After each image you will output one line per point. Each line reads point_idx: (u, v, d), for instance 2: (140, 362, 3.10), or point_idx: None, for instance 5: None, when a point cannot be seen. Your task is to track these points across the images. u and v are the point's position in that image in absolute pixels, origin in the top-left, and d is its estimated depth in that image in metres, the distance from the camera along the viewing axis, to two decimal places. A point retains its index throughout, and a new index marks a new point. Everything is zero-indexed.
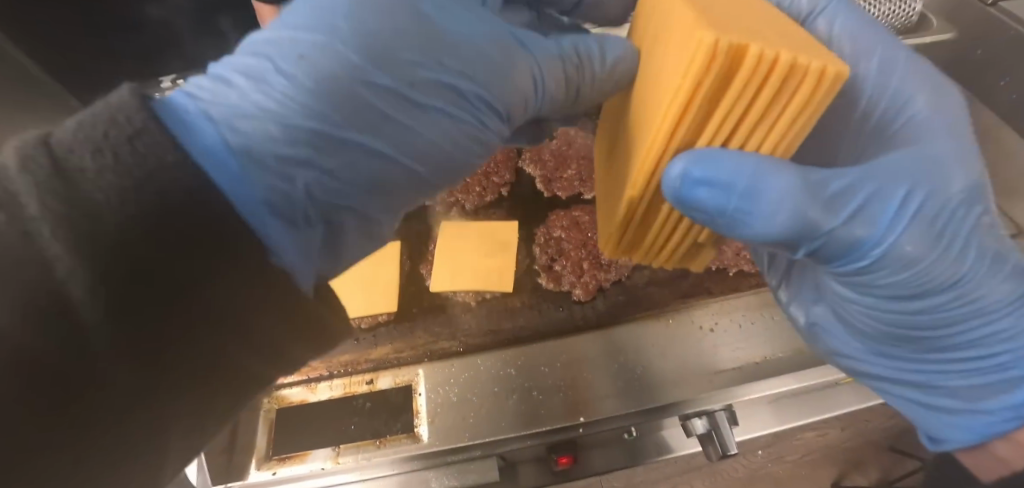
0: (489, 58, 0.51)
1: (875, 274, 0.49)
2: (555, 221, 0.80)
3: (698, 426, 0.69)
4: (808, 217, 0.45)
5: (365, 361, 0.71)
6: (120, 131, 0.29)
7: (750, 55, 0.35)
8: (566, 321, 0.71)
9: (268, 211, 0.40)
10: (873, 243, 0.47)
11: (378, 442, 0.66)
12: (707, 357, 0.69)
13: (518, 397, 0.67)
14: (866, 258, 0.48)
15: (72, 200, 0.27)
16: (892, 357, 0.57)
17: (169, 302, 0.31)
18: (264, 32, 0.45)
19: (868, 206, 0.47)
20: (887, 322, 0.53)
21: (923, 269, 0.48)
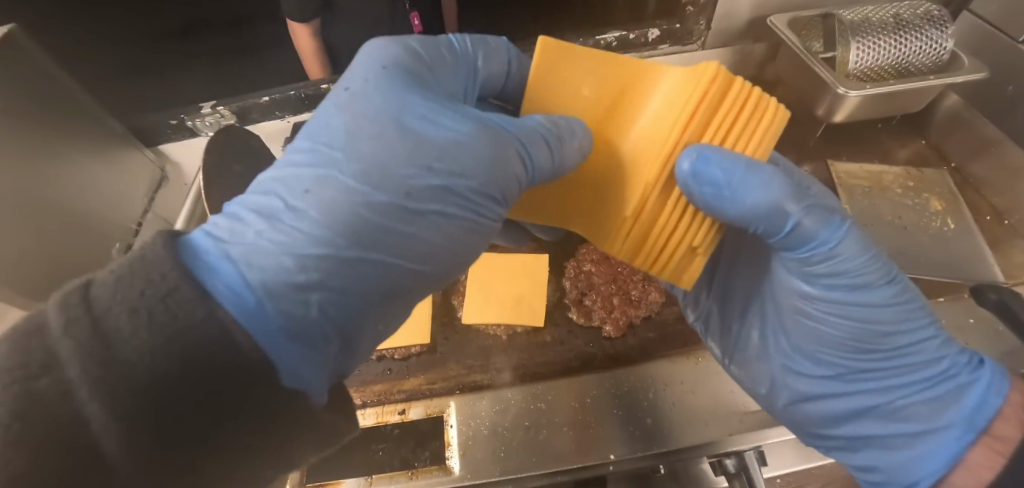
0: (477, 153, 0.53)
1: (826, 263, 0.54)
2: (585, 254, 0.81)
3: (727, 466, 0.67)
4: (773, 205, 0.51)
5: (398, 391, 0.72)
6: (156, 290, 0.38)
7: (738, 84, 0.46)
8: (596, 356, 0.72)
9: (286, 338, 0.47)
10: (834, 241, 0.53)
11: (410, 473, 0.67)
12: (737, 396, 0.70)
13: (548, 432, 0.67)
14: (825, 247, 0.53)
15: (110, 361, 0.36)
16: (851, 373, 0.59)
17: (190, 421, 0.40)
18: (279, 166, 0.51)
19: (823, 211, 0.53)
20: (846, 327, 0.57)
21: (867, 258, 0.54)
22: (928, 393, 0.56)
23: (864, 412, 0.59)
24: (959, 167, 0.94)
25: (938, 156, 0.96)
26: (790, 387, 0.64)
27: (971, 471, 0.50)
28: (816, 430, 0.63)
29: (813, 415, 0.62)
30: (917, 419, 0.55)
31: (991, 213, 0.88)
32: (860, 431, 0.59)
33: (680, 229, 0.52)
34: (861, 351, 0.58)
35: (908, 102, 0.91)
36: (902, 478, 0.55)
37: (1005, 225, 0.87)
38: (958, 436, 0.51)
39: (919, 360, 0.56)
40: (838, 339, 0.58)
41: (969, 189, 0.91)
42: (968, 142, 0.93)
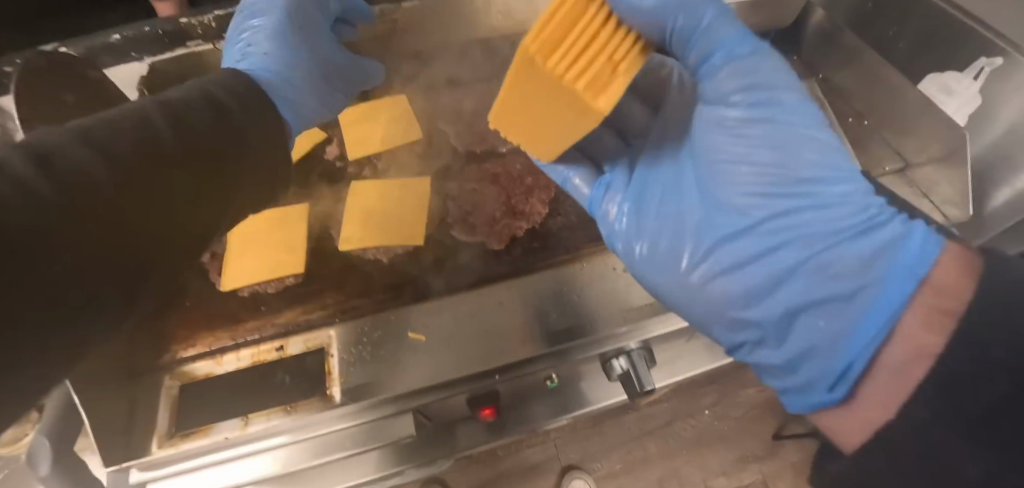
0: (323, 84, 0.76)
1: (742, 75, 0.57)
2: (471, 176, 0.80)
3: (617, 367, 0.70)
4: (691, 10, 0.55)
5: (271, 327, 0.68)
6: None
7: None
8: (482, 269, 0.70)
9: None
10: (742, 54, 0.57)
11: (287, 408, 0.63)
12: (624, 295, 0.70)
13: (433, 349, 0.65)
14: (741, 58, 0.57)
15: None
16: (773, 225, 0.56)
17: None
18: None
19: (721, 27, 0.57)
20: (759, 157, 0.57)
21: (780, 77, 0.58)
22: (853, 242, 0.51)
23: (784, 276, 0.54)
24: (826, 78, 0.99)
25: (809, 70, 1.01)
26: (710, 260, 0.59)
27: (911, 336, 0.44)
28: (733, 309, 0.57)
29: (728, 293, 0.57)
30: (844, 280, 0.50)
31: (853, 116, 0.94)
32: (783, 300, 0.54)
33: (593, 45, 0.49)
34: (771, 189, 0.56)
35: (777, 15, 0.95)
36: (834, 363, 0.50)
37: (865, 125, 0.93)
38: (893, 288, 0.46)
39: (833, 200, 0.54)
40: (756, 173, 0.57)
41: (835, 97, 0.97)
42: (833, 52, 0.96)
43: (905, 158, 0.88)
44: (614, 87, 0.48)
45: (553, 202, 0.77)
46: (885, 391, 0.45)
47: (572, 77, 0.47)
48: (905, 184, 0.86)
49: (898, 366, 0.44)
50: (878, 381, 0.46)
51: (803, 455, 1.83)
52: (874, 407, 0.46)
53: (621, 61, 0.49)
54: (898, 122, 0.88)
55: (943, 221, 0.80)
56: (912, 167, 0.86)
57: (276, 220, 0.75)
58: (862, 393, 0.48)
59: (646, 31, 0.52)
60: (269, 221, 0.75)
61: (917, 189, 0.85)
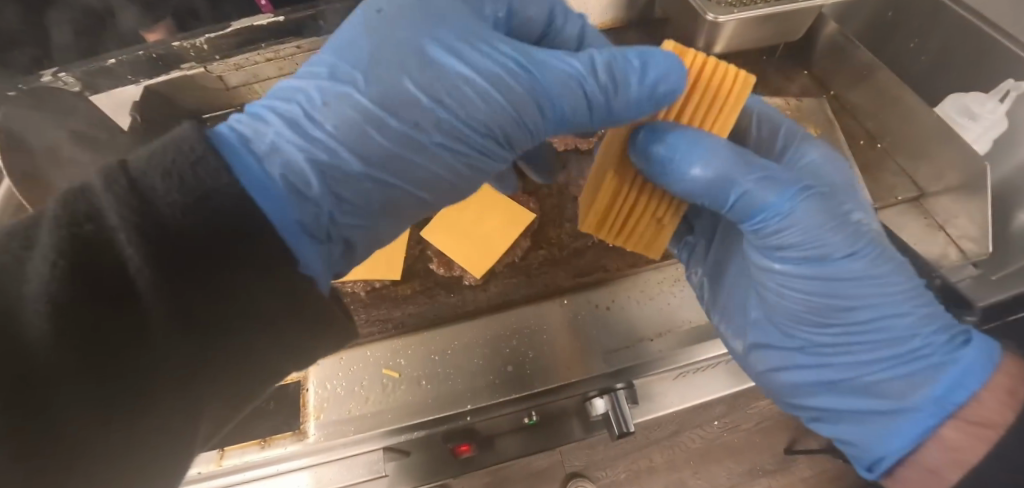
0: (410, 172, 0.52)
1: (788, 229, 0.57)
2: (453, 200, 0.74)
3: (599, 407, 0.69)
4: (728, 176, 0.56)
5: None
6: (186, 157, 0.37)
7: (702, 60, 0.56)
8: (458, 307, 0.68)
9: None
10: (788, 202, 0.56)
11: (262, 442, 0.63)
12: (604, 336, 0.67)
13: (408, 388, 0.64)
14: (778, 216, 0.57)
15: (143, 210, 0.35)
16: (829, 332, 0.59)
17: (227, 270, 0.38)
18: None
19: (771, 184, 0.56)
20: (808, 283, 0.58)
21: (825, 225, 0.56)
22: (898, 365, 0.55)
23: (839, 382, 0.59)
24: (837, 95, 0.93)
25: (819, 86, 0.95)
26: (767, 357, 0.65)
27: (943, 445, 0.48)
28: (795, 397, 0.63)
29: (783, 382, 0.64)
30: (886, 394, 0.55)
31: (864, 138, 0.89)
32: (832, 403, 0.59)
33: (644, 205, 0.63)
34: (828, 318, 0.59)
35: (784, 28, 0.89)
36: (874, 450, 0.54)
37: (878, 148, 0.87)
38: (926, 417, 0.50)
39: (890, 328, 0.56)
40: (800, 309, 0.60)
41: (846, 117, 0.91)
42: (849, 67, 0.90)
43: (919, 186, 0.82)
44: (659, 244, 0.65)
45: (534, 234, 0.72)
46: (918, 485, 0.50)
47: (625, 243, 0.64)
48: (917, 214, 0.81)
49: (934, 467, 0.48)
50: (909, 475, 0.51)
51: (813, 471, 1.78)
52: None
53: (663, 216, 0.64)
54: (913, 147, 0.82)
55: (959, 261, 0.75)
56: (927, 196, 0.81)
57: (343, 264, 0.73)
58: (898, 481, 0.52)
59: (687, 190, 0.57)
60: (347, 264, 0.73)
61: (930, 220, 0.80)
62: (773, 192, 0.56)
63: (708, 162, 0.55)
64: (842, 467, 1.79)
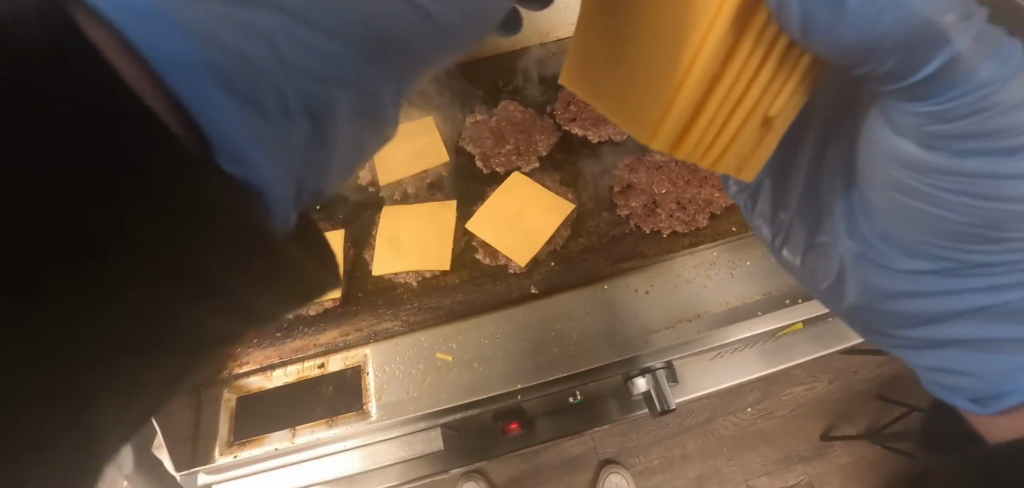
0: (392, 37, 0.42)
1: (966, 119, 0.39)
2: (496, 197, 0.79)
3: (640, 385, 0.72)
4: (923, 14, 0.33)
5: (315, 345, 0.74)
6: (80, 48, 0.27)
7: None
8: (502, 293, 0.73)
9: None
10: (986, 80, 0.36)
11: (329, 421, 0.69)
12: (642, 320, 0.70)
13: (459, 371, 0.69)
14: (976, 91, 0.37)
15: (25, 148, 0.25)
16: (945, 270, 0.49)
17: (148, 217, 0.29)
18: None
19: (989, 36, 0.35)
20: (929, 221, 0.47)
21: None
22: None
23: (964, 310, 0.49)
24: None
25: None
26: (870, 283, 0.55)
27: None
28: (893, 329, 0.56)
29: (895, 311, 0.54)
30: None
31: None
32: (944, 332, 0.51)
33: (750, 101, 0.41)
34: (968, 242, 0.46)
35: None
36: (982, 388, 0.49)
37: None
38: None
39: None
40: (941, 231, 0.47)
41: None
42: None
43: None
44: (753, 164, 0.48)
45: (574, 223, 0.76)
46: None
47: (706, 163, 0.48)
48: None
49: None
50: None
51: (853, 458, 1.75)
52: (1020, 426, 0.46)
53: (774, 115, 0.43)
54: None
55: None
56: None
57: (389, 250, 0.77)
58: (1009, 416, 0.47)
59: (852, 52, 0.36)
60: (389, 245, 0.78)
61: None
62: (958, 106, 0.38)
63: (885, 56, 0.37)
64: (882, 456, 1.74)
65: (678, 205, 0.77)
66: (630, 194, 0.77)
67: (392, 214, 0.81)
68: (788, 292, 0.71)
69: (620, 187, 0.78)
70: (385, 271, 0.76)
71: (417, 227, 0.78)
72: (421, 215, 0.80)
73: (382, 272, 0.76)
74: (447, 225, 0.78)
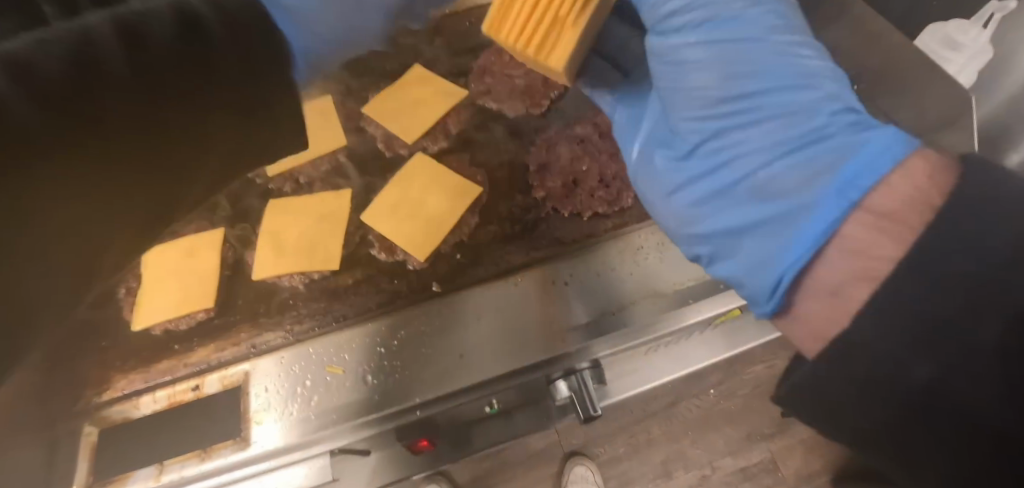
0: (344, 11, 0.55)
1: None
2: (396, 183, 0.69)
3: (563, 390, 0.64)
4: None
5: (186, 366, 0.64)
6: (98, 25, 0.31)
7: None
8: (401, 293, 0.63)
9: None
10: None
11: (202, 453, 0.59)
12: (561, 315, 0.61)
13: (349, 386, 0.59)
14: None
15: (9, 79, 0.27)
16: (708, 149, 0.48)
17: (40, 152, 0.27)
18: None
19: None
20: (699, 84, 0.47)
21: None
22: (809, 150, 0.40)
23: (735, 180, 0.45)
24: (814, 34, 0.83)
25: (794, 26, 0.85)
26: (665, 177, 0.53)
27: (851, 244, 0.33)
28: (683, 227, 0.50)
29: (680, 206, 0.50)
30: (787, 196, 0.39)
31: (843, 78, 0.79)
32: (728, 221, 0.45)
33: (549, 0, 0.44)
34: (721, 103, 0.46)
35: None
36: (766, 276, 0.40)
37: None
38: (832, 203, 0.35)
39: (799, 113, 0.43)
40: (705, 93, 0.47)
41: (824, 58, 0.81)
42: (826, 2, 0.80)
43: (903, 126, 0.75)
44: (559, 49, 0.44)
45: (484, 208, 0.67)
46: (821, 308, 0.34)
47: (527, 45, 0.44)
48: None
49: (860, 273, 0.31)
50: (817, 297, 0.35)
51: (815, 431, 1.73)
52: (822, 323, 0.34)
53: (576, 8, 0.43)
54: None
55: None
56: None
57: (270, 251, 0.67)
58: (803, 306, 0.36)
59: None
60: (272, 244, 0.67)
61: None
62: None
63: None
64: None
65: (601, 183, 0.69)
66: (548, 173, 0.69)
67: (277, 208, 0.70)
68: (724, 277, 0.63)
69: (537, 166, 0.69)
70: (266, 274, 0.66)
71: (304, 222, 0.68)
72: (311, 209, 0.69)
73: (263, 277, 0.66)
74: (340, 219, 0.68)
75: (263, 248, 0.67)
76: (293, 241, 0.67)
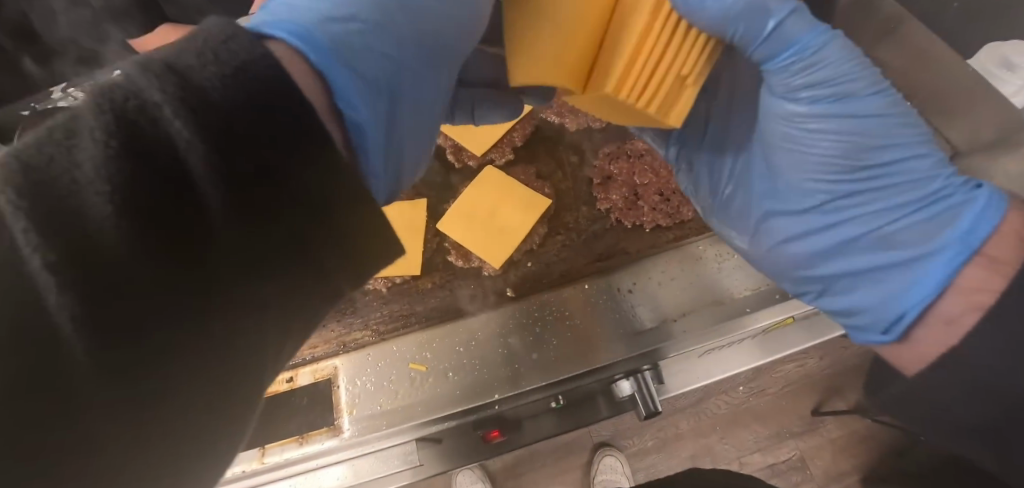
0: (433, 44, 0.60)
1: (815, 72, 0.50)
2: (468, 194, 0.74)
3: (625, 388, 0.69)
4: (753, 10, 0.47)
5: (281, 360, 0.69)
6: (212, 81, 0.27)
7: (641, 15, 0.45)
8: (477, 297, 0.69)
9: None
10: (813, 50, 0.49)
11: (300, 438, 0.66)
12: (626, 322, 0.66)
13: (434, 382, 0.65)
14: (805, 54, 0.50)
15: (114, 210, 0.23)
16: (829, 205, 0.57)
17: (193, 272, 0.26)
18: None
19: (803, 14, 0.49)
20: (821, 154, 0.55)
21: (857, 62, 0.50)
22: (928, 211, 0.51)
23: (858, 238, 0.55)
24: None
25: None
26: (778, 226, 0.61)
27: (964, 292, 0.45)
28: (800, 272, 0.60)
29: (796, 253, 0.60)
30: (909, 249, 0.50)
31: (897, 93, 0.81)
32: (853, 265, 0.55)
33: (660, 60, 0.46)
34: (846, 171, 0.54)
35: None
36: (882, 316, 0.52)
37: None
38: (952, 256, 0.47)
39: (911, 178, 0.52)
40: (827, 161, 0.55)
41: None
42: None
43: None
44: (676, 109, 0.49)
45: (551, 218, 0.72)
46: (936, 335, 0.46)
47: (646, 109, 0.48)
48: None
49: (954, 317, 0.45)
50: (929, 328, 0.47)
51: (843, 431, 1.76)
52: (929, 346, 0.47)
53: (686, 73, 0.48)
54: None
55: None
56: None
57: None
58: (914, 338, 0.48)
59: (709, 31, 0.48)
60: None
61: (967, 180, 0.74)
62: (790, 61, 0.50)
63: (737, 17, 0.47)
64: (873, 428, 1.75)
65: (661, 196, 0.73)
66: (611, 186, 0.73)
67: None
68: (778, 287, 0.68)
69: (601, 178, 0.74)
70: (351, 277, 0.72)
71: None
72: (390, 217, 0.74)
73: (347, 280, 0.72)
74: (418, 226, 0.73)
75: None
76: None
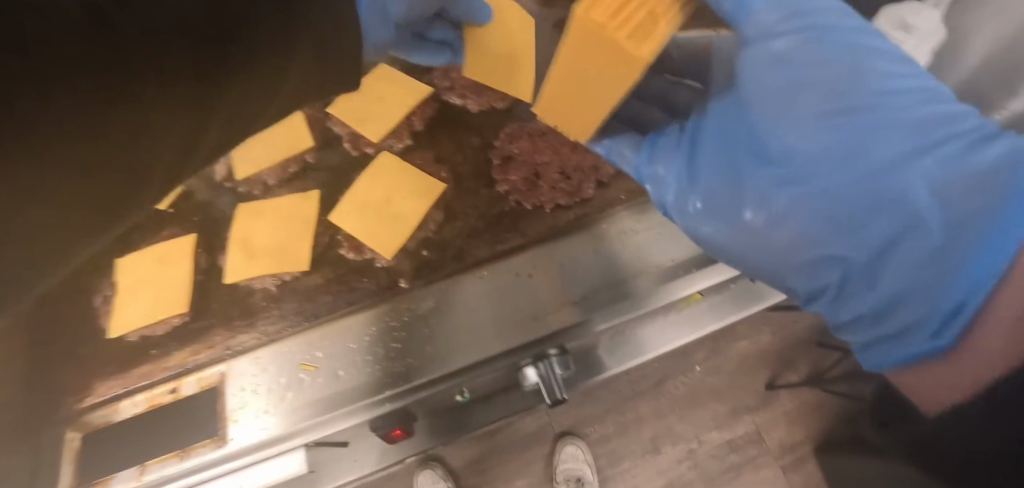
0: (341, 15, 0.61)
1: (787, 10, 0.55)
2: (361, 183, 0.70)
3: (531, 376, 0.66)
4: None
5: (163, 370, 0.65)
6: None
7: None
8: (370, 290, 0.65)
9: None
10: None
11: (182, 453, 0.60)
12: (524, 306, 0.63)
13: (324, 381, 0.61)
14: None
15: None
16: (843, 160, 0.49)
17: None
18: None
19: None
20: (818, 98, 0.51)
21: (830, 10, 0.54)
22: (955, 152, 0.46)
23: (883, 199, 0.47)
24: None
25: None
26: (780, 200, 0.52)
27: None
28: (815, 249, 0.50)
29: (806, 229, 0.50)
30: (950, 199, 0.44)
31: None
32: (881, 230, 0.46)
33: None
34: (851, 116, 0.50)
35: None
36: (937, 305, 0.44)
37: None
38: (1021, 205, 0.40)
39: (925, 122, 0.49)
40: (826, 109, 0.50)
41: None
42: None
43: None
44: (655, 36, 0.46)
45: (448, 204, 0.69)
46: (994, 331, 0.40)
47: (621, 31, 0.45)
48: None
49: None
50: (993, 319, 0.40)
51: (797, 403, 1.77)
52: (989, 343, 0.41)
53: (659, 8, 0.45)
54: None
55: None
56: None
57: (241, 254, 0.68)
58: (984, 336, 0.41)
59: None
60: (243, 247, 0.69)
61: None
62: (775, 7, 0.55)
63: None
64: (825, 399, 1.78)
65: (562, 175, 0.71)
66: (510, 166, 0.70)
67: (247, 212, 0.72)
68: (683, 262, 0.66)
69: (500, 159, 0.71)
70: (237, 277, 0.67)
71: (274, 225, 0.69)
72: (280, 211, 0.70)
73: (233, 280, 0.67)
74: (309, 221, 0.69)
75: (234, 251, 0.69)
76: (264, 244, 0.68)
